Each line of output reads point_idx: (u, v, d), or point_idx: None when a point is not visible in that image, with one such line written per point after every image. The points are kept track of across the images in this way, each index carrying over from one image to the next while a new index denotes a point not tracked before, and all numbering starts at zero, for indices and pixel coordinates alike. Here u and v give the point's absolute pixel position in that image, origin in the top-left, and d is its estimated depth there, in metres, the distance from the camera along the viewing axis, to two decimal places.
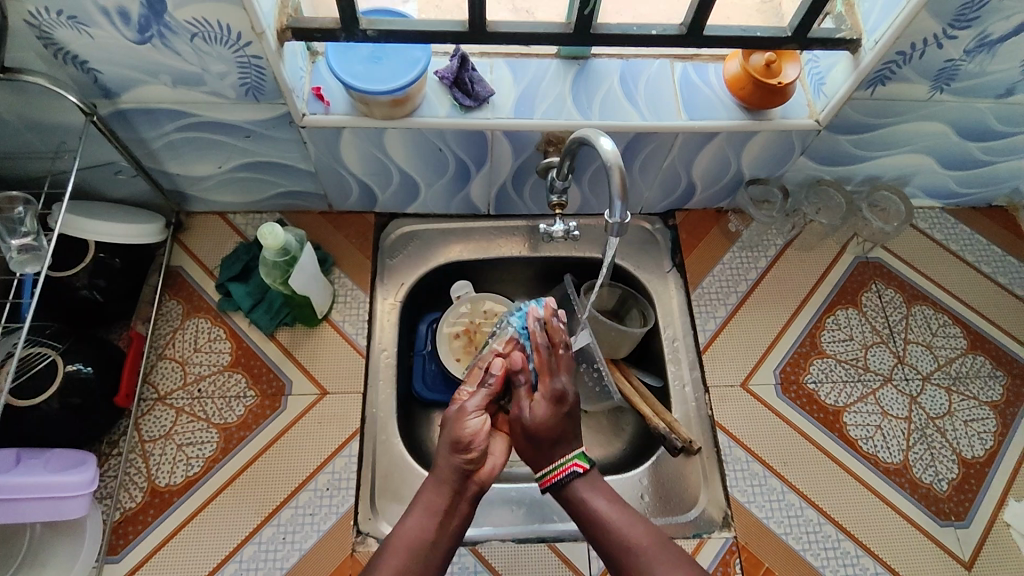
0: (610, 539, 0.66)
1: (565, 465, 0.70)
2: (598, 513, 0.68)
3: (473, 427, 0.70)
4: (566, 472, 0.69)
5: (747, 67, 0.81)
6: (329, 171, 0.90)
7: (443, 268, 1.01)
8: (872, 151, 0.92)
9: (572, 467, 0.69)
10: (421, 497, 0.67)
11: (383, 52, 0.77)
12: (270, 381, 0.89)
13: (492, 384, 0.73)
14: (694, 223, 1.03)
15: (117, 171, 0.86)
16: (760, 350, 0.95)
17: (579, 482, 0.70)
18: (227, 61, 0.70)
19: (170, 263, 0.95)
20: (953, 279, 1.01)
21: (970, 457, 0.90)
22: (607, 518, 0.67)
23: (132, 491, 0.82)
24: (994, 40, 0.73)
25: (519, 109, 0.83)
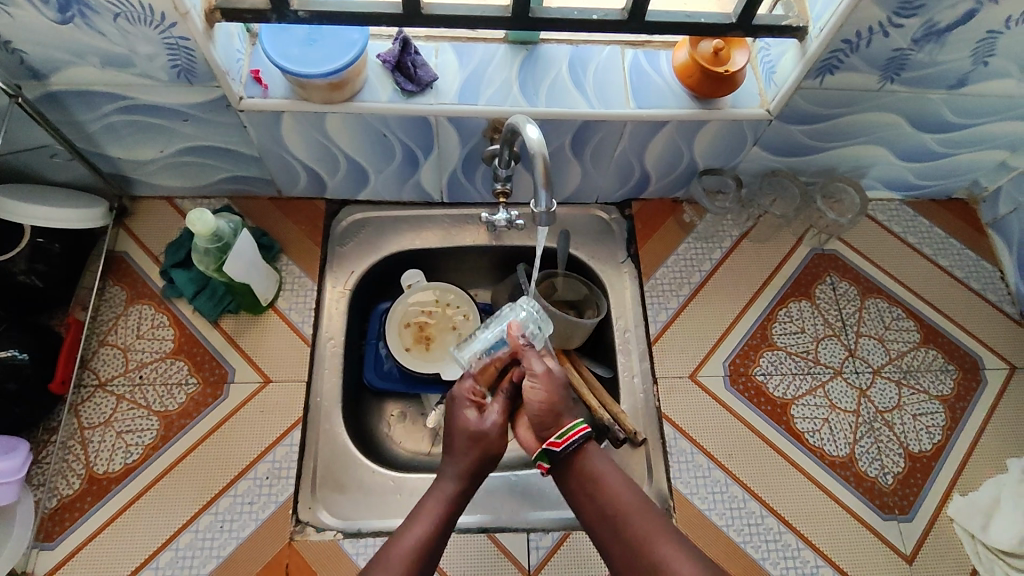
0: (617, 506, 0.69)
1: (579, 426, 0.73)
2: (601, 475, 0.71)
3: (499, 438, 0.76)
4: (583, 433, 0.72)
5: (695, 54, 0.79)
6: (274, 156, 0.89)
7: (395, 256, 1.00)
8: (826, 141, 0.90)
9: (586, 428, 0.73)
10: (424, 510, 0.70)
11: (319, 35, 0.75)
12: (213, 368, 0.88)
13: (509, 391, 0.79)
14: (650, 212, 1.02)
15: (53, 154, 0.84)
16: (710, 342, 0.94)
17: (593, 445, 0.74)
18: (154, 43, 0.68)
19: (113, 248, 0.94)
20: (908, 272, 1.01)
21: (917, 452, 0.90)
22: (607, 481, 0.71)
23: (69, 478, 0.82)
24: (942, 29, 0.71)
25: (463, 95, 0.81)
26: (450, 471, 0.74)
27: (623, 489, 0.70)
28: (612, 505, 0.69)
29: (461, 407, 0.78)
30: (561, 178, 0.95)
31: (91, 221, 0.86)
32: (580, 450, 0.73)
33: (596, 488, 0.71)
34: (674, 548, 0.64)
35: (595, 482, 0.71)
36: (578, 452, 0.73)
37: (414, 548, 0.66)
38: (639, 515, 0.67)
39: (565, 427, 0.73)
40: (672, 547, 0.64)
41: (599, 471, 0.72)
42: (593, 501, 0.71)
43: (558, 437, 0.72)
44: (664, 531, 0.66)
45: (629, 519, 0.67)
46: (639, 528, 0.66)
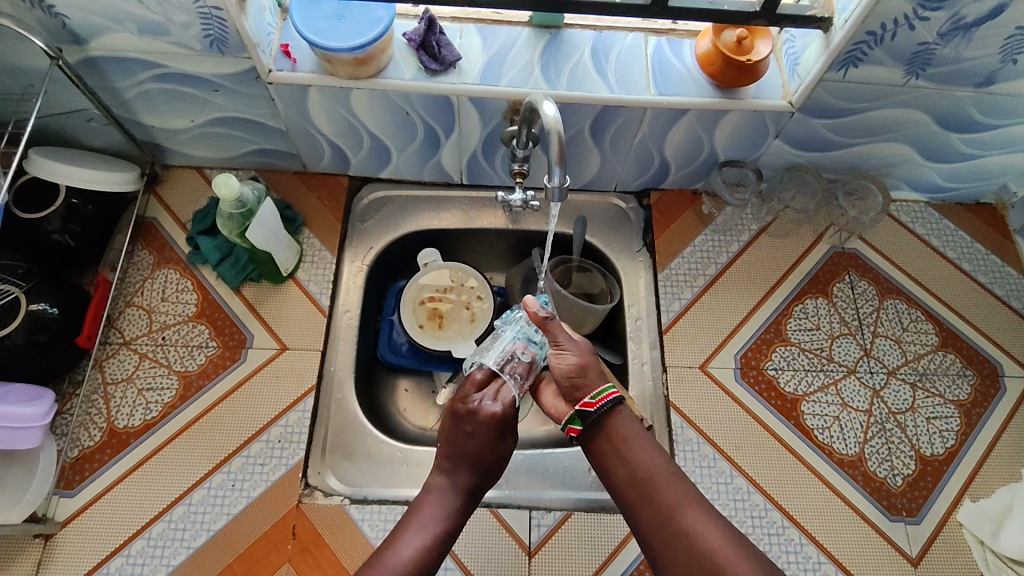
0: (646, 472, 0.67)
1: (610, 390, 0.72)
2: (630, 436, 0.70)
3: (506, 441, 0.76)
4: (613, 397, 0.72)
5: (718, 43, 0.79)
6: (300, 130, 0.91)
7: (413, 235, 1.02)
8: (850, 137, 0.89)
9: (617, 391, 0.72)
10: (427, 512, 0.70)
11: (347, 11, 0.77)
12: (232, 333, 0.91)
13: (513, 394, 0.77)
14: (668, 203, 1.02)
15: (90, 118, 0.87)
16: (722, 334, 0.94)
17: (622, 407, 0.72)
18: (188, 12, 0.71)
19: (145, 214, 0.97)
20: (930, 274, 0.99)
21: (929, 455, 0.88)
22: (636, 444, 0.69)
23: (91, 430, 0.85)
24: (969, 24, 0.70)
25: (486, 75, 0.83)
26: (449, 480, 0.72)
27: (652, 453, 0.69)
28: (641, 470, 0.68)
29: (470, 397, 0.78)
30: (581, 163, 0.96)
31: (101, 183, 0.87)
32: (610, 411, 0.71)
33: (625, 452, 0.69)
34: (704, 516, 0.64)
35: (623, 447, 0.70)
36: (606, 413, 0.71)
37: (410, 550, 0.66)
38: (669, 481, 0.67)
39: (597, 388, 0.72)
40: (700, 515, 0.64)
41: (628, 434, 0.70)
42: (620, 464, 0.69)
43: (591, 397, 0.71)
44: (694, 497, 0.66)
45: (659, 484, 0.67)
46: (668, 497, 0.66)
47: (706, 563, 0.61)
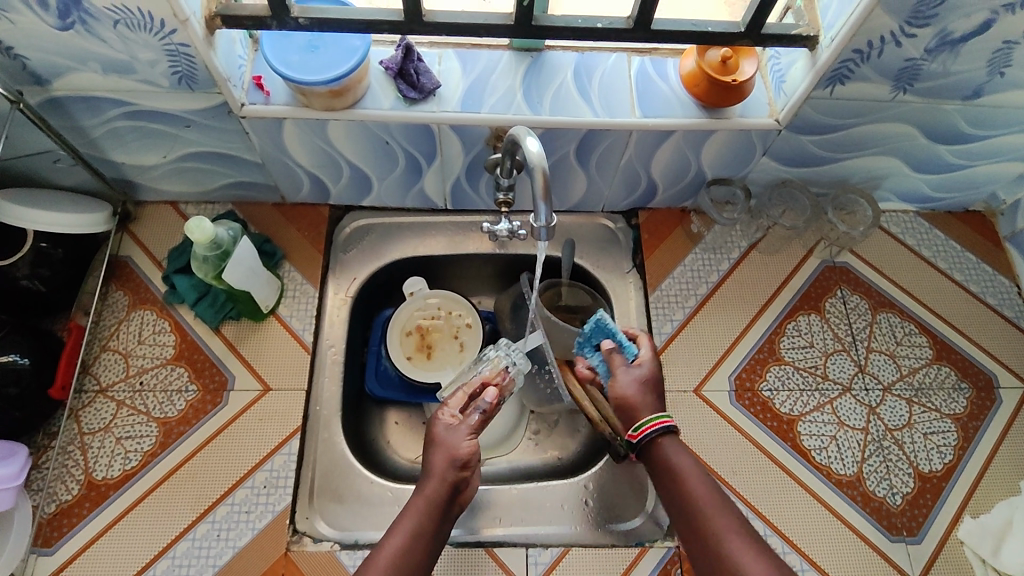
0: (692, 502, 0.63)
1: (658, 419, 0.68)
2: (678, 469, 0.65)
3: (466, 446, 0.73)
4: (659, 426, 0.68)
5: (702, 63, 0.78)
6: (277, 162, 0.88)
7: (398, 264, 0.99)
8: (838, 152, 0.88)
9: (666, 421, 0.68)
10: (404, 519, 0.67)
11: (320, 41, 0.74)
12: (213, 375, 0.88)
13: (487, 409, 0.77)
14: (657, 222, 1.01)
15: (57, 159, 0.84)
16: (716, 356, 0.92)
17: (670, 437, 0.68)
18: (154, 49, 0.68)
19: (118, 253, 0.94)
20: (921, 286, 0.98)
21: (928, 472, 0.87)
22: (684, 476, 0.65)
23: (68, 483, 0.81)
24: (956, 39, 0.69)
25: (466, 103, 0.80)
26: (421, 491, 0.70)
27: (702, 487, 0.63)
28: (689, 507, 0.63)
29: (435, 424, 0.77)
30: (566, 186, 0.94)
31: (77, 225, 0.84)
32: (655, 442, 0.68)
33: (673, 484, 0.65)
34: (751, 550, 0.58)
35: (669, 479, 0.66)
36: (652, 443, 0.68)
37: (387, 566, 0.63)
38: (716, 512, 0.62)
39: (641, 418, 0.69)
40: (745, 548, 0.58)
41: (675, 464, 0.66)
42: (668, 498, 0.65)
43: (634, 430, 0.68)
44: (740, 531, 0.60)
45: (706, 519, 0.61)
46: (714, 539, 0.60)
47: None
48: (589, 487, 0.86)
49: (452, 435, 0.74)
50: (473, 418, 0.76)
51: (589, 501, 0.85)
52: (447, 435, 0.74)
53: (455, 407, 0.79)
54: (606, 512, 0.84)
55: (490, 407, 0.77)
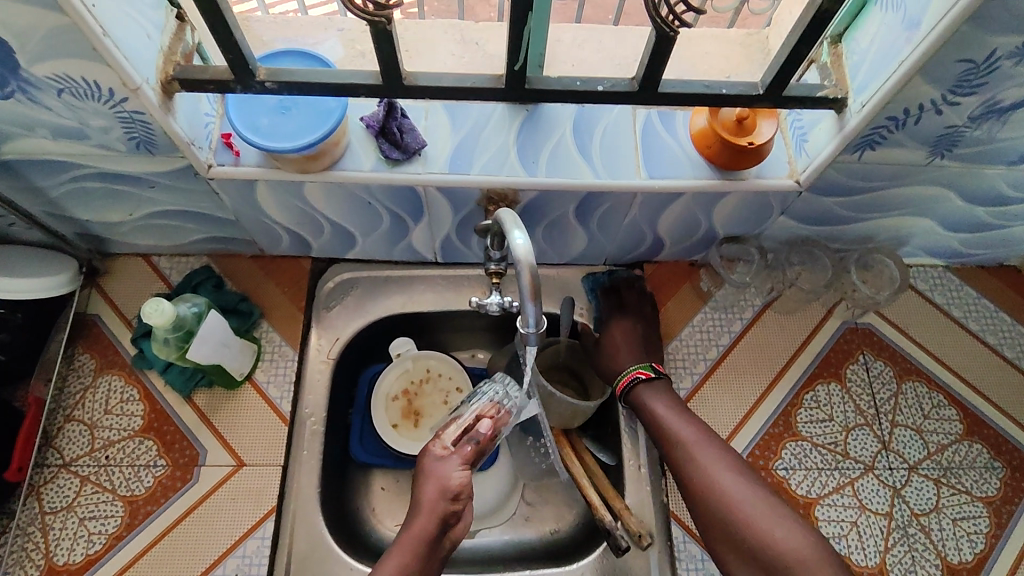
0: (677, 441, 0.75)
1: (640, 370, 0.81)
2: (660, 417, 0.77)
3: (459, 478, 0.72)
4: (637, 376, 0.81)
5: (715, 122, 0.70)
6: (252, 219, 0.82)
7: (384, 321, 0.92)
8: (864, 212, 0.80)
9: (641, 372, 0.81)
10: (396, 553, 0.67)
11: (293, 101, 0.67)
12: (183, 449, 0.82)
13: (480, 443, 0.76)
14: (663, 277, 0.93)
15: (13, 219, 0.78)
16: (727, 430, 0.85)
17: (646, 386, 0.80)
18: (106, 116, 0.61)
19: (84, 311, 0.88)
20: (951, 350, 0.90)
21: (957, 563, 0.80)
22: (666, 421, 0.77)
23: (27, 569, 0.76)
24: (1004, 107, 0.61)
25: (455, 163, 0.73)
26: (410, 527, 0.69)
27: (702, 447, 0.74)
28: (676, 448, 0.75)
29: (427, 456, 0.75)
30: (565, 242, 0.87)
31: (37, 290, 0.78)
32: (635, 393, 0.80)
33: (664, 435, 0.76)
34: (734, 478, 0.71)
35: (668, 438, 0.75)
36: (635, 397, 0.80)
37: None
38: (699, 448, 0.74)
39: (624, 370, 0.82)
40: (717, 466, 0.72)
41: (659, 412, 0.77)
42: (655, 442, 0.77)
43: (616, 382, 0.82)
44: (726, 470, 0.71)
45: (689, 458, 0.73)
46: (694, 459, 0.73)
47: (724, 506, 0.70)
48: None
49: (442, 465, 0.73)
50: (464, 449, 0.75)
51: None
52: (439, 463, 0.73)
53: (446, 437, 0.77)
54: None
55: (482, 439, 0.77)
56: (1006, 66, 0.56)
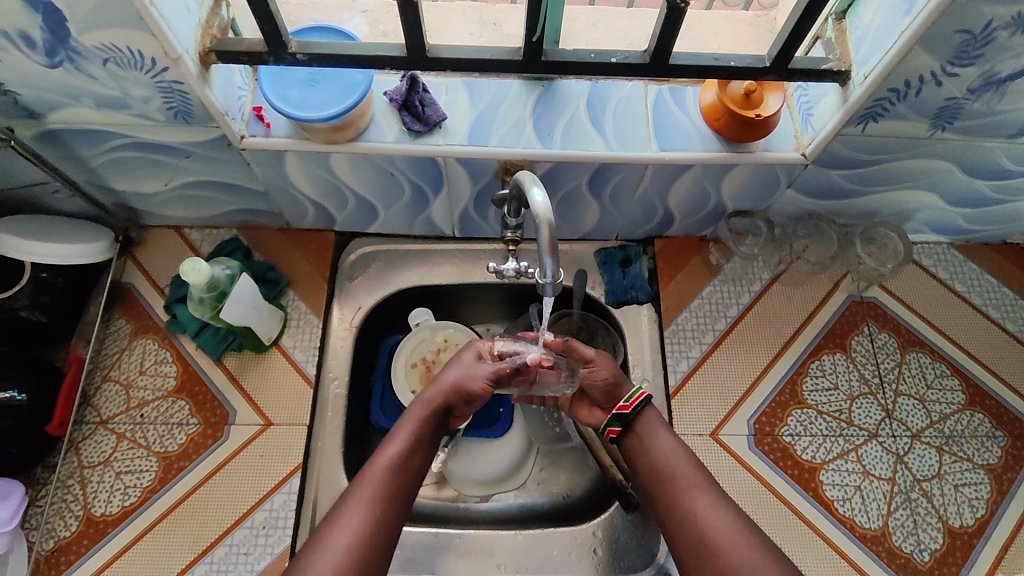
0: (661, 461, 0.68)
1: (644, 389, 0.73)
2: (647, 433, 0.71)
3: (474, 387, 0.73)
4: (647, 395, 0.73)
5: (724, 96, 0.73)
6: (280, 191, 0.86)
7: (404, 292, 0.96)
8: (869, 186, 0.83)
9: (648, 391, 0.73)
10: (404, 426, 0.70)
11: (322, 75, 0.71)
12: (214, 409, 0.86)
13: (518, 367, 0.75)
14: (674, 251, 0.96)
15: (57, 189, 0.82)
16: (734, 397, 0.88)
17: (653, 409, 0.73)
18: (148, 86, 0.65)
19: (121, 278, 0.92)
20: (954, 324, 0.93)
21: (958, 527, 0.82)
22: (654, 440, 0.70)
23: (67, 519, 0.81)
24: (1002, 79, 0.64)
25: (474, 135, 0.77)
26: (422, 398, 0.73)
27: (692, 474, 0.67)
28: (669, 486, 0.67)
29: (466, 352, 0.77)
30: (578, 216, 0.90)
31: (88, 254, 0.83)
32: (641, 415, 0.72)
33: (658, 468, 0.68)
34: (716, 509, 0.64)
35: (651, 458, 0.69)
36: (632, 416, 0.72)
37: (388, 467, 0.66)
38: (685, 472, 0.67)
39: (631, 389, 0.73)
40: (714, 509, 0.63)
41: (647, 429, 0.71)
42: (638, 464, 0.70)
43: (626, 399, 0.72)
44: (724, 512, 0.63)
45: (682, 498, 0.65)
46: (687, 505, 0.64)
47: (720, 567, 0.60)
48: (598, 534, 0.83)
49: (474, 365, 0.75)
50: (502, 364, 0.75)
51: (598, 549, 0.82)
52: (463, 367, 0.75)
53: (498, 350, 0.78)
54: (615, 562, 0.81)
55: (523, 365, 0.76)
56: (1001, 37, 0.58)
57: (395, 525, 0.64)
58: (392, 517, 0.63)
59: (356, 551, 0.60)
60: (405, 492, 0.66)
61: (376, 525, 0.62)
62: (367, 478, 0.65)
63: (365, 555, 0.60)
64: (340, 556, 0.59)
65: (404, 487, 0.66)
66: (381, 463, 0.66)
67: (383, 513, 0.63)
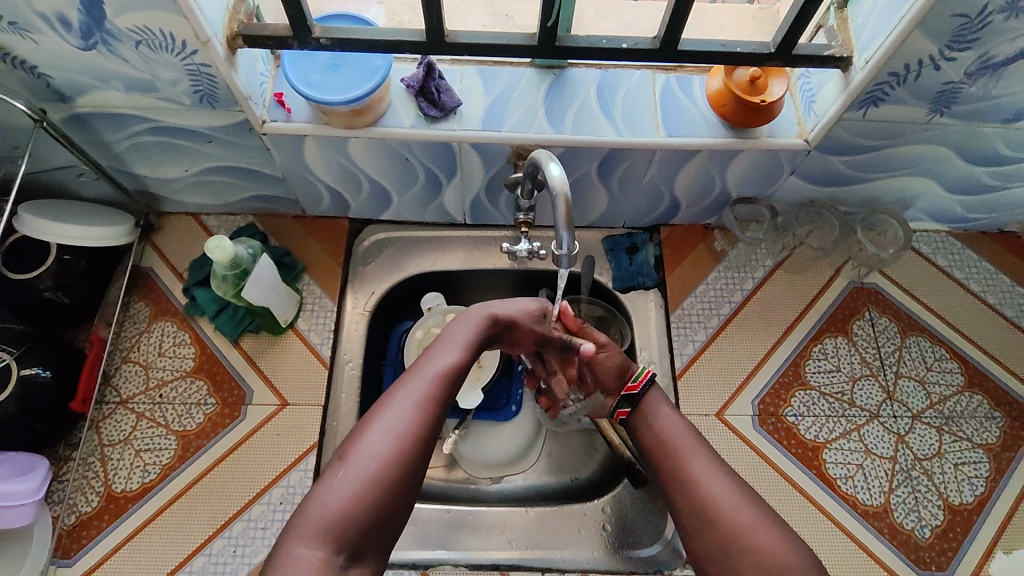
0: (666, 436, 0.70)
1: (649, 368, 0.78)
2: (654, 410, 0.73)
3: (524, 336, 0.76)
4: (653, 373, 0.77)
5: (730, 82, 0.75)
6: (298, 177, 0.88)
7: (416, 278, 0.98)
8: (870, 172, 0.86)
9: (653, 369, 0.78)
10: (455, 338, 0.69)
11: (343, 60, 0.74)
12: (231, 389, 0.88)
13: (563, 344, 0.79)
14: (679, 238, 0.98)
15: (81, 173, 0.85)
16: (738, 379, 0.90)
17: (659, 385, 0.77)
18: (176, 69, 0.68)
19: (140, 263, 0.95)
20: (952, 309, 0.95)
21: (958, 504, 0.84)
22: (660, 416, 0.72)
23: (88, 495, 0.82)
24: (998, 63, 0.66)
25: (487, 121, 0.79)
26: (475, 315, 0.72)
27: (695, 445, 0.68)
28: (668, 453, 0.68)
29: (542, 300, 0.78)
30: (587, 203, 0.93)
31: (115, 234, 0.86)
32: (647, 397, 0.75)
33: (660, 438, 0.70)
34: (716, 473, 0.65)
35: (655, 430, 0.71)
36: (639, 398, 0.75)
37: (439, 373, 0.64)
38: (689, 442, 0.69)
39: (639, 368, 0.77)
40: (710, 472, 0.65)
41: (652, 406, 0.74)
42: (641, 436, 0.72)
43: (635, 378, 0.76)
44: (720, 476, 0.64)
45: (681, 463, 0.67)
46: (684, 470, 0.66)
47: (713, 529, 0.61)
48: (607, 511, 0.85)
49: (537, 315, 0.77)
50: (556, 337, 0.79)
51: (606, 525, 0.84)
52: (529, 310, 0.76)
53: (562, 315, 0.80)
54: (623, 537, 0.83)
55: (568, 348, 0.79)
56: (997, 21, 0.61)
57: (439, 427, 0.62)
58: (438, 417, 0.62)
59: (402, 441, 0.59)
60: (449, 400, 0.65)
61: (427, 415, 0.61)
62: (416, 380, 0.63)
63: (412, 447, 0.59)
64: (386, 443, 0.58)
65: (450, 395, 0.65)
66: (432, 371, 0.64)
67: (430, 411, 0.62)
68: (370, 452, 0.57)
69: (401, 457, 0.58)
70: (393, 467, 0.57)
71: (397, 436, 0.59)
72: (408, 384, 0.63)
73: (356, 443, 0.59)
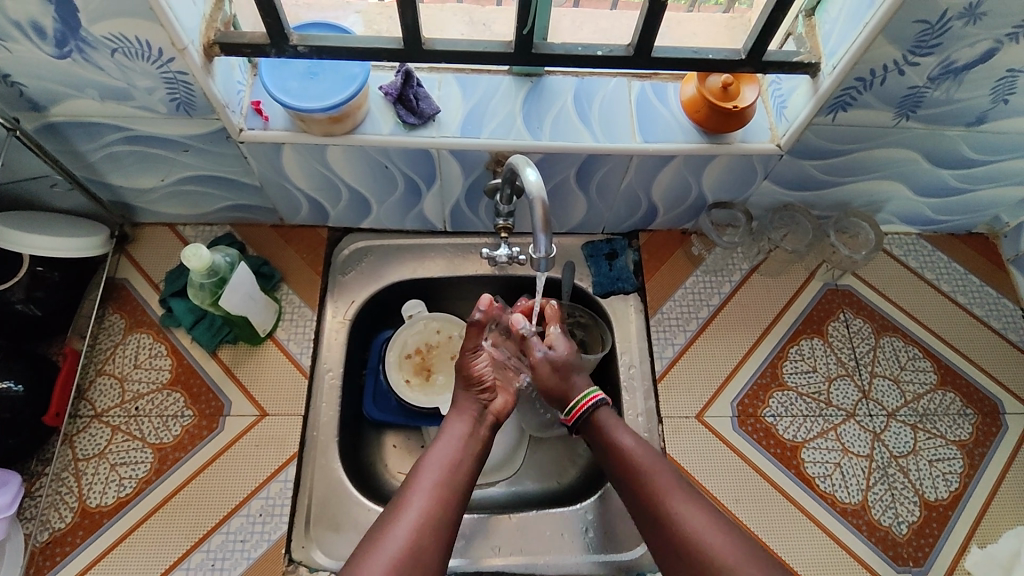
0: (630, 466, 0.72)
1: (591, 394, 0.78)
2: (614, 435, 0.75)
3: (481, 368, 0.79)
4: (594, 400, 0.78)
5: (703, 89, 0.77)
6: (275, 185, 0.88)
7: (397, 286, 0.98)
8: (841, 176, 0.88)
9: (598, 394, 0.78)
10: (454, 427, 0.75)
11: (320, 68, 0.74)
12: (209, 401, 0.87)
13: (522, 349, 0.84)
14: (657, 244, 1.00)
15: (54, 183, 0.84)
16: (718, 381, 0.91)
17: (606, 409, 0.78)
18: (153, 77, 0.68)
19: (115, 275, 0.93)
20: (925, 309, 0.97)
21: (933, 500, 0.86)
22: (619, 440, 0.74)
23: (62, 511, 0.81)
24: (960, 68, 0.69)
25: (466, 127, 0.80)
26: (461, 403, 0.79)
27: (659, 470, 0.71)
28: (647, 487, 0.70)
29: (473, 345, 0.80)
30: (566, 210, 0.93)
31: (95, 237, 0.86)
32: (595, 415, 0.77)
33: (630, 470, 0.71)
34: (686, 503, 0.67)
35: (631, 463, 0.72)
36: (591, 418, 0.77)
37: (446, 464, 0.71)
38: (654, 471, 0.71)
39: (574, 399, 0.79)
40: (688, 504, 0.67)
41: (614, 434, 0.75)
42: (617, 472, 0.73)
43: (568, 414, 0.78)
44: (699, 508, 0.67)
45: (659, 498, 0.68)
46: (664, 504, 0.68)
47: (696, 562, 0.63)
48: (590, 516, 0.85)
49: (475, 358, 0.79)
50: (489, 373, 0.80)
51: (589, 530, 0.84)
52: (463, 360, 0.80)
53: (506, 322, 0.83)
54: (606, 542, 0.83)
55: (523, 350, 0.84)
56: (957, 27, 0.63)
57: (447, 530, 0.67)
58: (450, 516, 0.67)
59: (415, 544, 0.64)
60: (462, 489, 0.71)
61: (438, 510, 0.67)
62: (425, 473, 0.70)
63: (427, 537, 0.65)
64: (404, 542, 0.64)
65: (461, 484, 0.71)
66: (437, 463, 0.71)
67: (440, 512, 0.67)
68: (383, 561, 0.62)
69: (415, 557, 0.63)
70: (409, 569, 0.62)
71: (410, 540, 0.64)
72: (413, 487, 0.69)
73: (366, 552, 0.63)
